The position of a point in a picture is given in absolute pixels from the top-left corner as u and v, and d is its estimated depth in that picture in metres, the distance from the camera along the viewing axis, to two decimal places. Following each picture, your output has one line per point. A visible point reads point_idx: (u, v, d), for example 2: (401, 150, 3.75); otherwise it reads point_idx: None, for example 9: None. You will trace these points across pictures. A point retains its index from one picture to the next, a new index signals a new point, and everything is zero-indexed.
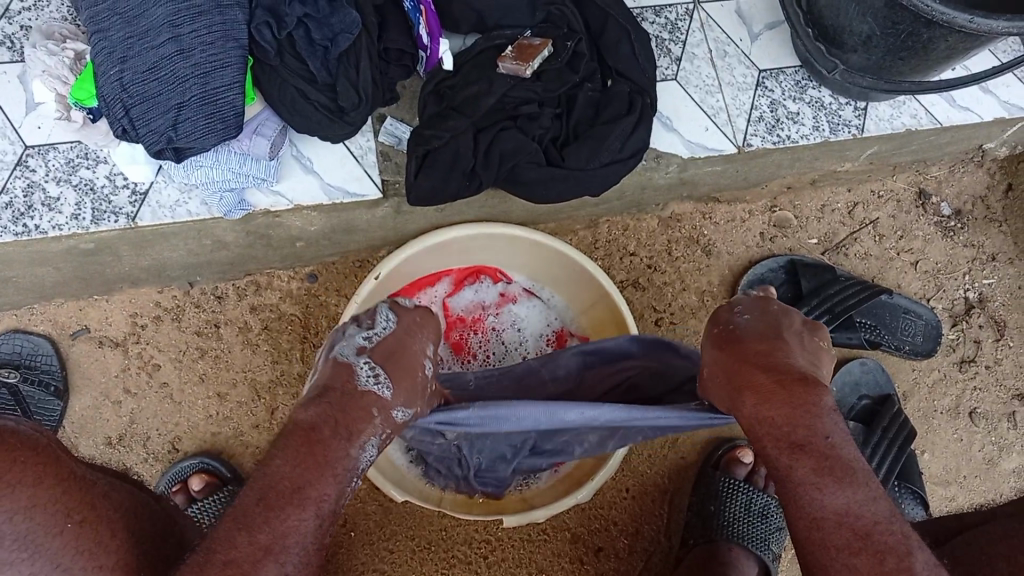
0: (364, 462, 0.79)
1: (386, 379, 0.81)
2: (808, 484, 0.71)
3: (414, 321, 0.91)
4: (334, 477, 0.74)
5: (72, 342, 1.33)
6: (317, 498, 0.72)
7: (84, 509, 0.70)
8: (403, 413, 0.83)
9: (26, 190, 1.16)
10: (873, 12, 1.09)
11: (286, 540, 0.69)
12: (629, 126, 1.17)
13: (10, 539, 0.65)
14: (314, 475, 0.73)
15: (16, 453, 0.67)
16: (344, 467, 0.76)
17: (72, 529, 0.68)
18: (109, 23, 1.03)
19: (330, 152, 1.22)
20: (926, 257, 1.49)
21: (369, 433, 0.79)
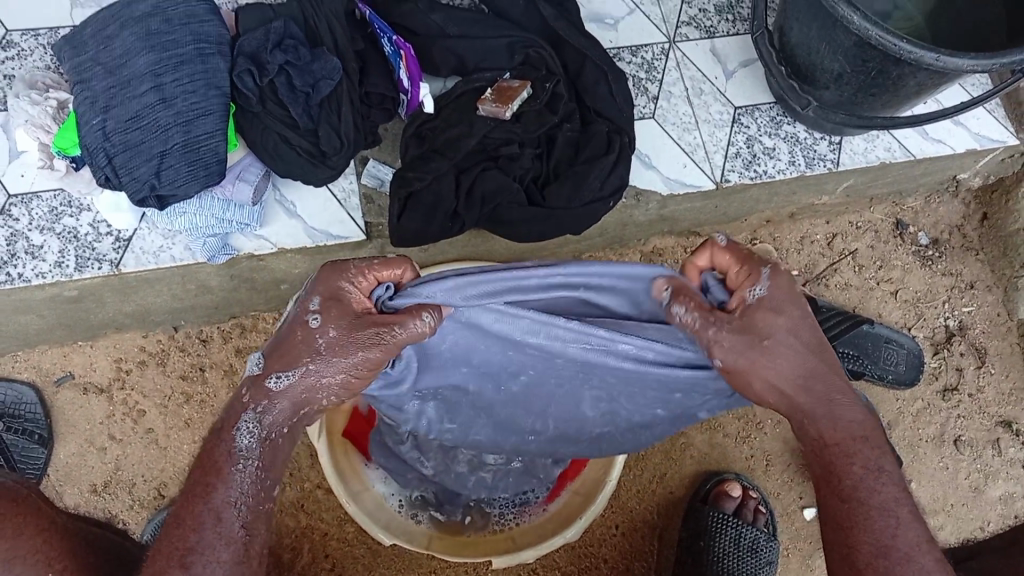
0: (253, 440, 0.82)
1: (258, 361, 0.83)
2: (877, 512, 0.81)
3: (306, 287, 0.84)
4: (223, 471, 0.81)
5: (57, 389, 1.33)
6: (219, 500, 0.80)
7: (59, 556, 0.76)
8: (282, 378, 0.81)
9: (8, 239, 1.17)
10: (843, 50, 1.12)
11: (198, 543, 0.77)
12: (609, 164, 1.18)
13: None
14: (210, 484, 0.80)
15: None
16: (234, 462, 0.81)
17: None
18: (91, 74, 1.05)
19: (313, 195, 1.22)
20: (906, 286, 1.51)
21: (241, 415, 0.82)
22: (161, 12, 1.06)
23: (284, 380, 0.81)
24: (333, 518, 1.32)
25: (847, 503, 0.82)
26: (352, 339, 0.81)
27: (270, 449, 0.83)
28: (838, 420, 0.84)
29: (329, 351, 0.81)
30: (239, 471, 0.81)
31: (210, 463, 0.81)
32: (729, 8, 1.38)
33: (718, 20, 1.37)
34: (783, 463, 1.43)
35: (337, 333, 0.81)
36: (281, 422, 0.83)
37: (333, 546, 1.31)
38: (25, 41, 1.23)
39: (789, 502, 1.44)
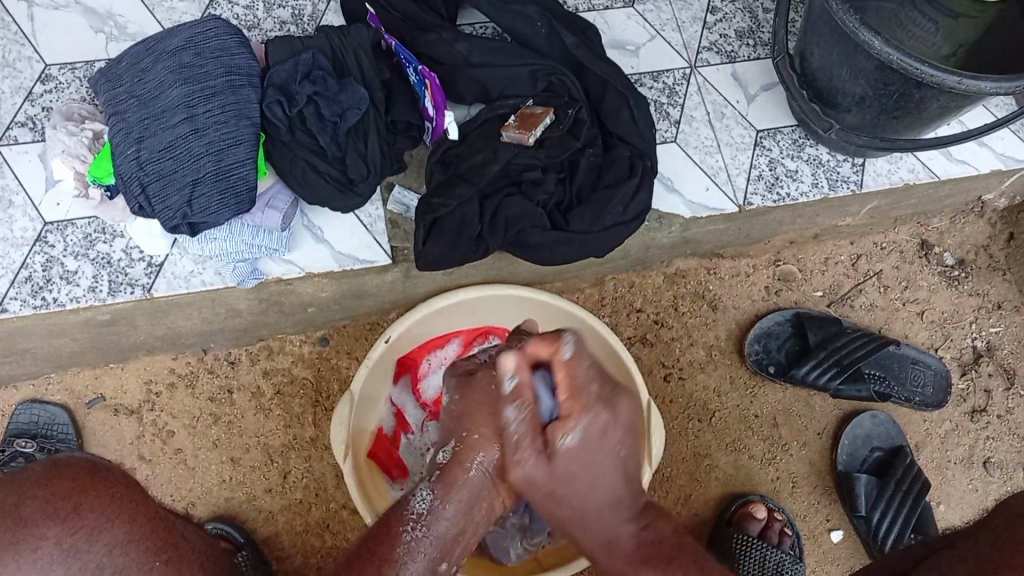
0: (423, 505, 0.91)
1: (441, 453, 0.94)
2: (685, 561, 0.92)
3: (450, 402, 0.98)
4: (398, 534, 0.88)
5: (88, 411, 1.36)
6: (396, 557, 0.86)
7: (168, 547, 0.73)
8: (444, 453, 0.94)
9: (44, 264, 1.20)
10: (865, 75, 1.12)
11: None
12: (631, 189, 1.19)
13: (111, 571, 0.68)
14: (388, 547, 0.86)
15: (112, 489, 0.71)
16: (407, 523, 0.89)
17: (161, 568, 0.71)
18: (126, 106, 1.08)
19: (341, 221, 1.25)
20: (931, 306, 1.50)
21: (419, 487, 0.92)
22: (193, 45, 1.08)
23: (445, 454, 0.94)
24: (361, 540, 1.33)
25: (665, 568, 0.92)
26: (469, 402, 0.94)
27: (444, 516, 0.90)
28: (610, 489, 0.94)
29: (465, 417, 0.93)
30: (409, 534, 0.88)
31: (386, 525, 0.89)
32: (750, 33, 1.40)
33: (739, 45, 1.39)
34: (811, 485, 1.43)
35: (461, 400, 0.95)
36: (453, 496, 0.91)
37: None
38: (62, 73, 1.28)
39: (816, 524, 1.43)
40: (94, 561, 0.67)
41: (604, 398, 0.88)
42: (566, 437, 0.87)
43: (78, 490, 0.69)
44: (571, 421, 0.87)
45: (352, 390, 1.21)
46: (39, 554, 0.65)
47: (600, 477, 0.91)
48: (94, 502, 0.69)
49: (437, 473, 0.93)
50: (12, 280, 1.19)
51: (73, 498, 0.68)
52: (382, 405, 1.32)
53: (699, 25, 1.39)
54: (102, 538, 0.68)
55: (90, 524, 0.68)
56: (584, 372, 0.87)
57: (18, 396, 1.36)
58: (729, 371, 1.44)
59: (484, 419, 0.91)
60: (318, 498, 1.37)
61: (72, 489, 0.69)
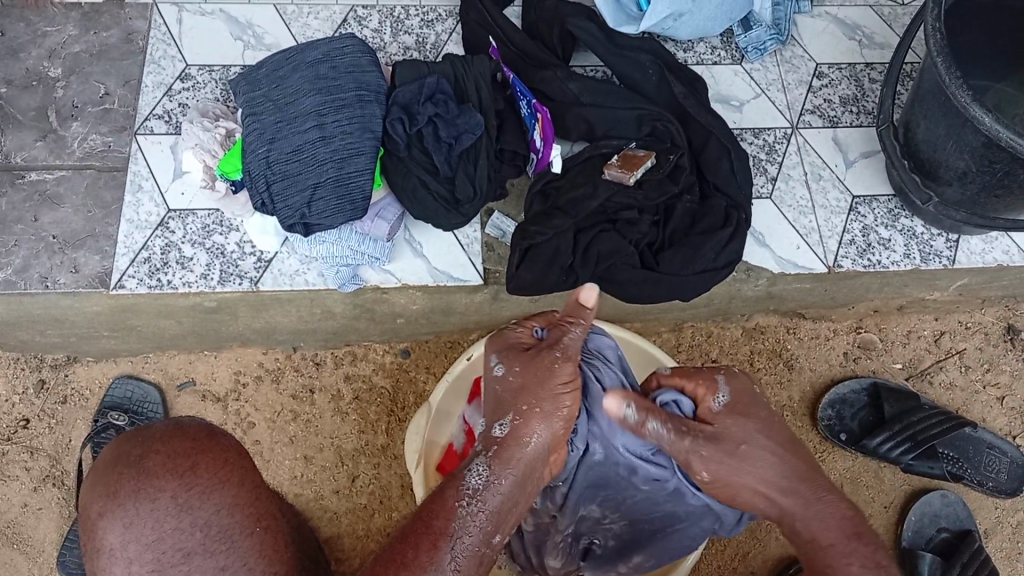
0: (480, 481, 0.85)
1: (499, 423, 0.90)
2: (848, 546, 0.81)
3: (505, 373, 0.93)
4: (452, 509, 0.81)
5: (178, 392, 1.43)
6: (451, 530, 0.79)
7: (270, 517, 0.72)
8: (502, 426, 0.89)
9: (163, 248, 1.28)
10: (970, 150, 1.14)
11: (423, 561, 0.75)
12: (724, 237, 1.22)
13: (215, 529, 0.69)
14: (439, 521, 0.80)
15: (226, 456, 0.73)
16: (462, 497, 0.82)
17: (259, 535, 0.70)
18: (262, 109, 1.16)
19: (440, 239, 1.31)
20: (1013, 393, 1.48)
21: (471, 461, 0.87)
22: (329, 59, 1.17)
23: (503, 429, 0.89)
24: None
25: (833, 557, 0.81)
26: (535, 370, 0.92)
27: (499, 492, 0.85)
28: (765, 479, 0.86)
29: (523, 388, 0.91)
30: (464, 508, 0.82)
31: (433, 502, 0.83)
32: (854, 101, 1.42)
33: (842, 111, 1.42)
34: None
35: (522, 365, 0.93)
36: (507, 470, 0.86)
37: None
38: (201, 75, 1.38)
39: None
40: (203, 518, 0.69)
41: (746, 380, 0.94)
42: (718, 399, 0.91)
43: (198, 451, 0.72)
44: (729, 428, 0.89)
45: (431, 401, 1.28)
46: (156, 505, 0.68)
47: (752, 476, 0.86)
48: (210, 462, 0.71)
49: (494, 448, 0.88)
50: (132, 259, 1.27)
51: (191, 459, 0.71)
52: (456, 420, 1.36)
53: (804, 88, 1.42)
54: (213, 497, 0.70)
55: (203, 482, 0.70)
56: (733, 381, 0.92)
57: (116, 370, 1.44)
58: (800, 432, 1.44)
59: (546, 394, 0.91)
60: (382, 504, 1.40)
61: (191, 449, 0.72)
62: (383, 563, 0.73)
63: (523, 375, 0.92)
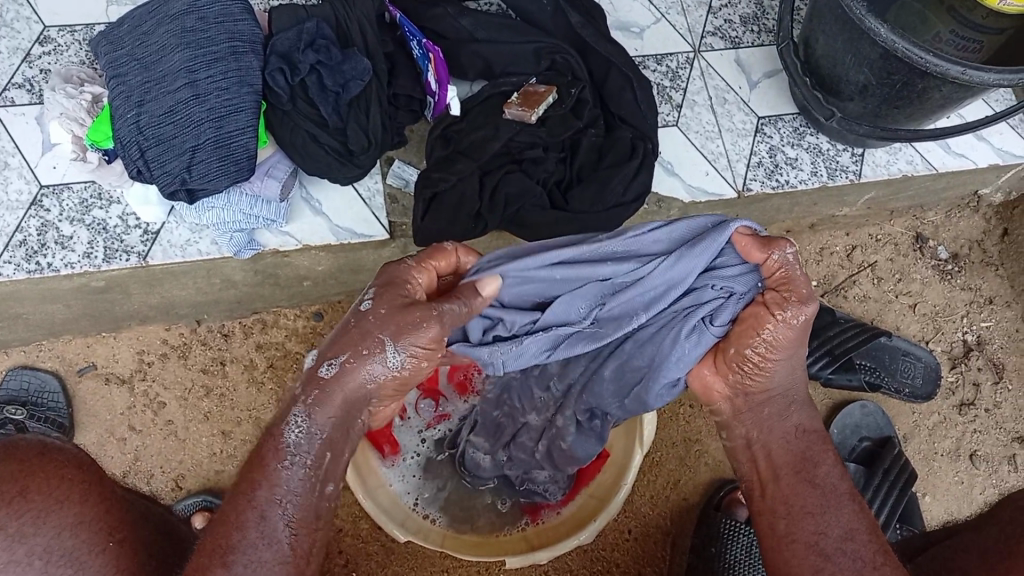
0: (301, 431, 0.77)
1: (334, 361, 0.78)
2: (842, 501, 0.84)
3: (371, 317, 0.79)
4: (271, 471, 0.76)
5: (79, 379, 1.33)
6: (261, 502, 0.75)
7: (121, 528, 0.79)
8: (332, 366, 0.78)
9: (39, 229, 1.19)
10: (869, 63, 1.12)
11: (235, 540, 0.73)
12: (632, 170, 1.19)
13: (57, 554, 0.74)
14: (260, 489, 0.76)
15: (61, 472, 0.78)
16: (283, 459, 0.77)
17: (112, 549, 0.77)
18: (127, 69, 1.07)
19: (339, 195, 1.24)
20: (924, 299, 1.51)
21: (294, 406, 0.78)
22: (196, 10, 1.08)
23: (336, 368, 0.78)
24: (349, 514, 1.30)
25: (819, 489, 0.85)
26: (396, 322, 0.79)
27: (324, 436, 0.79)
28: (804, 414, 0.90)
29: (383, 329, 0.79)
30: (283, 469, 0.77)
31: (252, 463, 0.77)
32: (755, 19, 1.39)
33: (743, 31, 1.39)
34: None
35: (388, 308, 0.80)
36: (329, 414, 0.78)
37: (347, 543, 1.29)
38: (61, 37, 1.26)
39: None
40: (39, 545, 0.74)
41: None
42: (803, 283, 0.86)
43: (25, 474, 0.76)
44: (770, 361, 0.86)
45: None
46: None
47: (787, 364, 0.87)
48: (40, 485, 0.76)
49: (314, 390, 0.78)
50: (6, 244, 1.17)
51: (20, 482, 0.75)
52: None
53: (704, 10, 1.39)
54: (48, 520, 0.75)
55: (36, 506, 0.75)
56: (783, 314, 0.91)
57: (7, 362, 1.33)
58: None
59: (402, 340, 0.79)
60: None
61: (19, 472, 0.76)
62: (205, 552, 0.73)
63: (388, 320, 0.79)
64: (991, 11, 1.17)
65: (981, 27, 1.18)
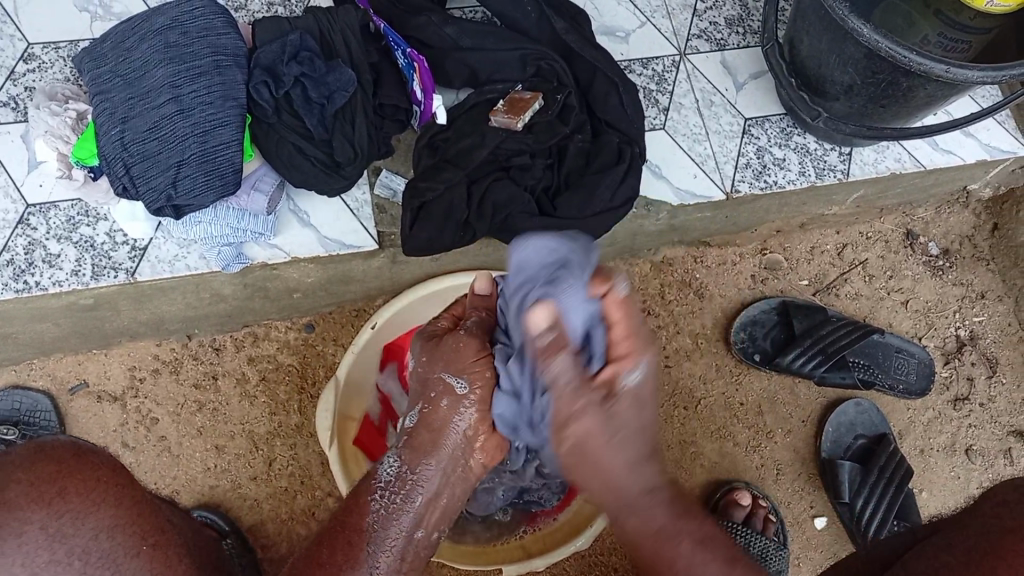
0: (392, 471, 0.91)
1: (412, 413, 0.94)
2: None
3: (422, 362, 0.94)
4: (367, 504, 0.89)
5: (71, 397, 1.32)
6: (365, 528, 0.88)
7: (155, 531, 0.78)
8: (412, 416, 0.94)
9: (27, 248, 1.18)
10: (853, 62, 1.12)
11: (338, 562, 0.83)
12: (619, 175, 1.19)
13: (94, 555, 0.74)
14: (358, 518, 0.88)
15: (97, 474, 0.78)
16: (376, 492, 0.90)
17: (145, 552, 0.76)
18: (111, 86, 1.06)
19: (328, 206, 1.24)
20: (916, 296, 1.51)
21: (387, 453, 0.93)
22: (179, 25, 1.07)
23: (415, 419, 0.94)
24: None
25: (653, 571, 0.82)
26: (438, 358, 0.93)
27: (416, 480, 0.91)
28: (648, 476, 0.83)
29: (433, 366, 0.93)
30: (378, 503, 0.89)
31: (354, 497, 0.91)
32: (739, 21, 1.40)
33: (728, 33, 1.39)
34: (794, 473, 1.43)
35: (427, 353, 0.95)
36: (423, 460, 0.92)
37: None
38: (45, 54, 1.25)
39: (799, 511, 1.43)
40: (77, 545, 0.73)
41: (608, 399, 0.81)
42: (631, 374, 0.82)
43: (64, 475, 0.76)
44: (643, 419, 0.83)
45: (338, 375, 1.19)
46: (24, 539, 0.72)
47: (617, 450, 0.81)
48: (78, 486, 0.76)
49: (405, 439, 0.94)
50: None
51: (57, 484, 0.76)
52: (370, 391, 1.30)
53: (690, 12, 1.39)
54: (87, 522, 0.75)
55: (73, 508, 0.75)
56: (639, 398, 0.83)
57: None
58: (715, 359, 1.44)
59: (450, 371, 0.92)
60: (303, 485, 1.35)
61: (57, 473, 0.76)
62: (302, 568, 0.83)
63: (431, 361, 0.94)
64: (978, 13, 1.16)
65: (968, 28, 1.17)
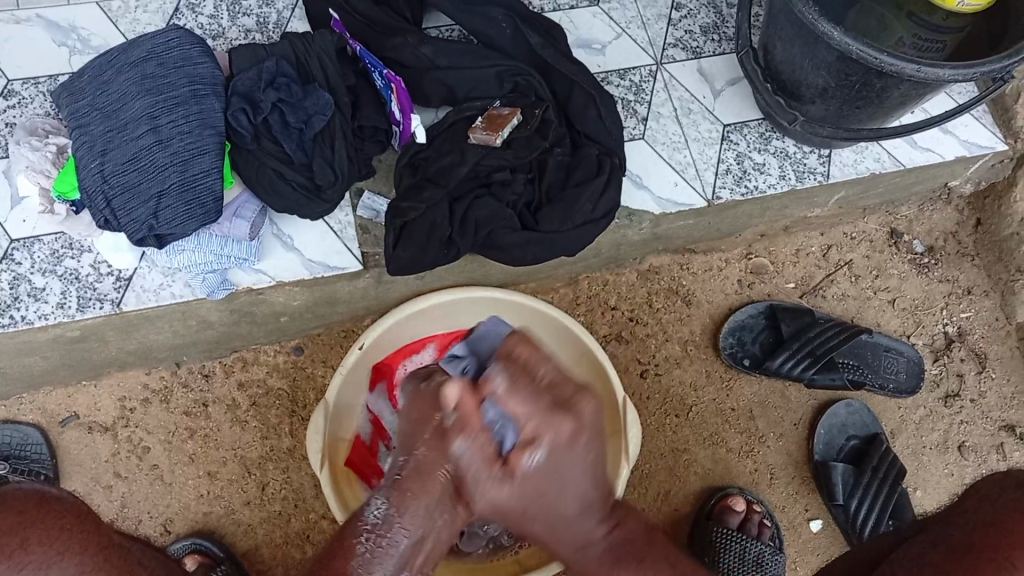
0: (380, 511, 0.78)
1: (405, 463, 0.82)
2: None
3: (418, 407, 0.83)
4: (351, 546, 0.74)
5: (62, 429, 1.32)
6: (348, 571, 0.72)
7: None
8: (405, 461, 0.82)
9: (11, 282, 1.18)
10: (826, 66, 1.13)
11: None
12: (600, 187, 1.20)
13: None
14: (338, 561, 0.74)
15: (61, 521, 0.79)
16: (360, 534, 0.75)
17: None
18: (89, 119, 1.07)
19: (311, 229, 1.24)
20: (902, 294, 1.51)
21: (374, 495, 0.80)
22: (155, 56, 1.08)
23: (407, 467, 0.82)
24: None
25: None
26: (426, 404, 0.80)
27: (404, 516, 0.77)
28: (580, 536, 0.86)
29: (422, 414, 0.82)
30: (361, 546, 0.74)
31: (340, 540, 0.77)
32: (714, 29, 1.41)
33: (703, 41, 1.40)
34: (789, 476, 1.43)
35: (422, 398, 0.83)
36: (411, 502, 0.77)
37: None
38: (25, 88, 1.26)
39: (795, 514, 1.43)
40: None
41: (556, 407, 0.76)
42: (531, 457, 0.76)
43: (25, 525, 0.76)
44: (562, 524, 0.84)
45: (328, 398, 1.19)
46: None
47: (567, 501, 0.82)
48: (41, 536, 0.76)
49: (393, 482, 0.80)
50: None
51: (20, 534, 0.75)
52: (359, 411, 1.30)
53: (664, 22, 1.40)
54: (50, 572, 0.75)
55: (36, 559, 0.75)
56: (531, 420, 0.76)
57: None
58: (705, 366, 1.44)
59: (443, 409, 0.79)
60: (297, 508, 1.34)
61: (19, 523, 0.76)
62: None
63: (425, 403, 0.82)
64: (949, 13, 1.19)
65: (940, 28, 1.19)
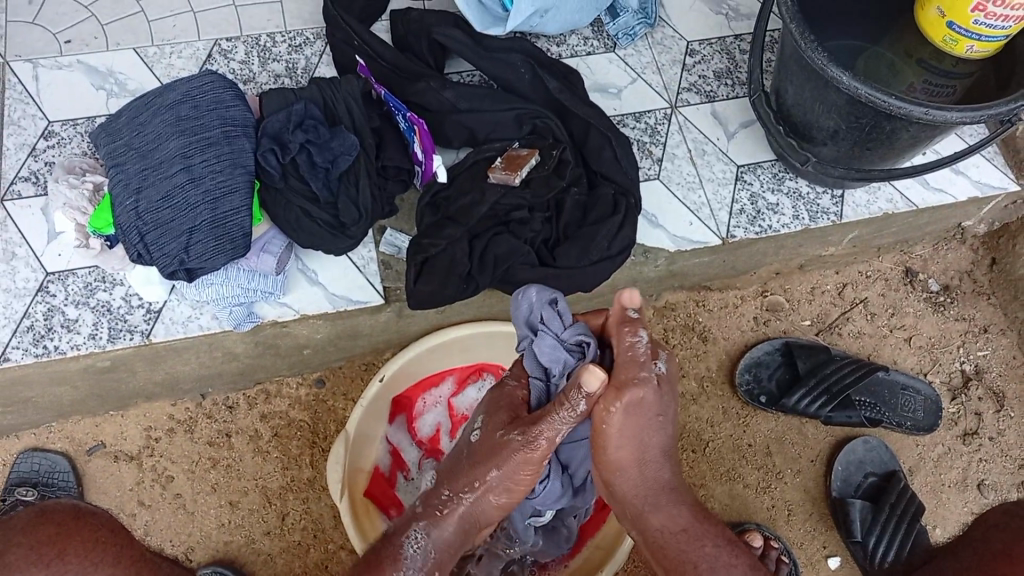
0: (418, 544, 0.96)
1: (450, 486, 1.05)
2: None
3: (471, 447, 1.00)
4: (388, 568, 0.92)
5: (89, 458, 1.35)
6: None
7: None
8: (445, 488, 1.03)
9: (46, 314, 1.22)
10: (836, 108, 1.16)
11: None
12: (615, 225, 1.23)
13: None
14: None
15: (97, 533, 0.81)
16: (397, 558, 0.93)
17: None
18: (125, 158, 1.12)
19: (335, 264, 1.28)
20: (918, 332, 1.52)
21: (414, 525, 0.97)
22: (189, 98, 1.12)
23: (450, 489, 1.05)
24: None
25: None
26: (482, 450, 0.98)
27: (439, 537, 0.97)
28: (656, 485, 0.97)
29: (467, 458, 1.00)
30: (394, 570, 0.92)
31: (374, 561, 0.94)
32: (728, 73, 1.44)
33: (717, 85, 1.43)
34: (805, 513, 1.43)
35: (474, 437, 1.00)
36: (443, 524, 0.98)
37: None
38: (64, 129, 1.31)
39: (813, 551, 1.43)
40: None
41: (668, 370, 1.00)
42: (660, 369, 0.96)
43: (62, 534, 0.79)
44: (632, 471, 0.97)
45: (347, 430, 1.21)
46: None
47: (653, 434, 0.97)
48: (77, 548, 0.79)
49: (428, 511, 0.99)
50: (14, 330, 1.21)
51: (58, 542, 0.78)
52: (378, 443, 1.32)
53: (679, 67, 1.44)
54: None
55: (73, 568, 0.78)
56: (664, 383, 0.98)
57: (18, 446, 1.35)
58: (721, 402, 1.46)
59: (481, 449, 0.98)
60: (315, 537, 1.36)
61: (57, 532, 0.79)
62: None
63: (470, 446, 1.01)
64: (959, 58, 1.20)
65: (948, 74, 1.21)
